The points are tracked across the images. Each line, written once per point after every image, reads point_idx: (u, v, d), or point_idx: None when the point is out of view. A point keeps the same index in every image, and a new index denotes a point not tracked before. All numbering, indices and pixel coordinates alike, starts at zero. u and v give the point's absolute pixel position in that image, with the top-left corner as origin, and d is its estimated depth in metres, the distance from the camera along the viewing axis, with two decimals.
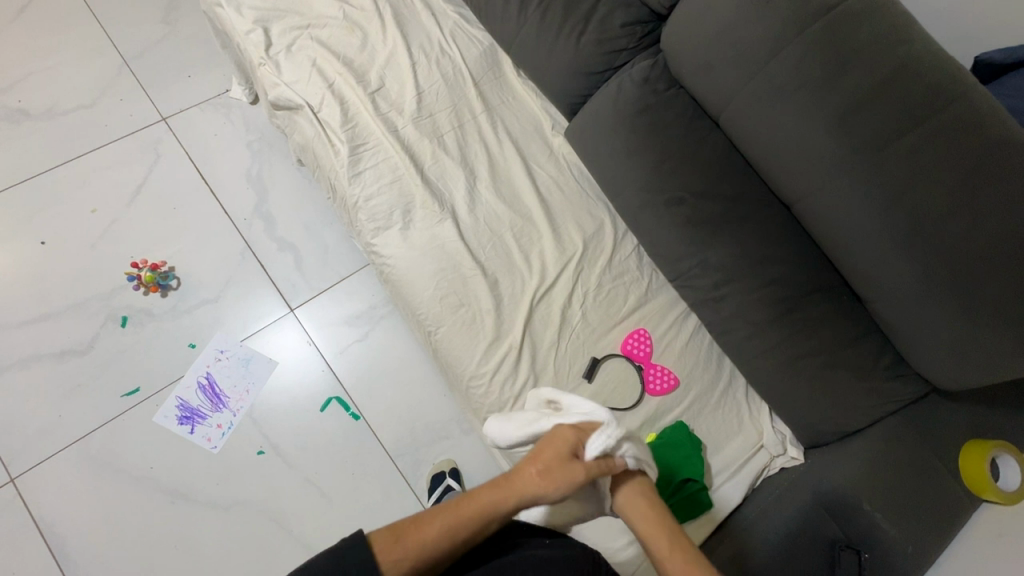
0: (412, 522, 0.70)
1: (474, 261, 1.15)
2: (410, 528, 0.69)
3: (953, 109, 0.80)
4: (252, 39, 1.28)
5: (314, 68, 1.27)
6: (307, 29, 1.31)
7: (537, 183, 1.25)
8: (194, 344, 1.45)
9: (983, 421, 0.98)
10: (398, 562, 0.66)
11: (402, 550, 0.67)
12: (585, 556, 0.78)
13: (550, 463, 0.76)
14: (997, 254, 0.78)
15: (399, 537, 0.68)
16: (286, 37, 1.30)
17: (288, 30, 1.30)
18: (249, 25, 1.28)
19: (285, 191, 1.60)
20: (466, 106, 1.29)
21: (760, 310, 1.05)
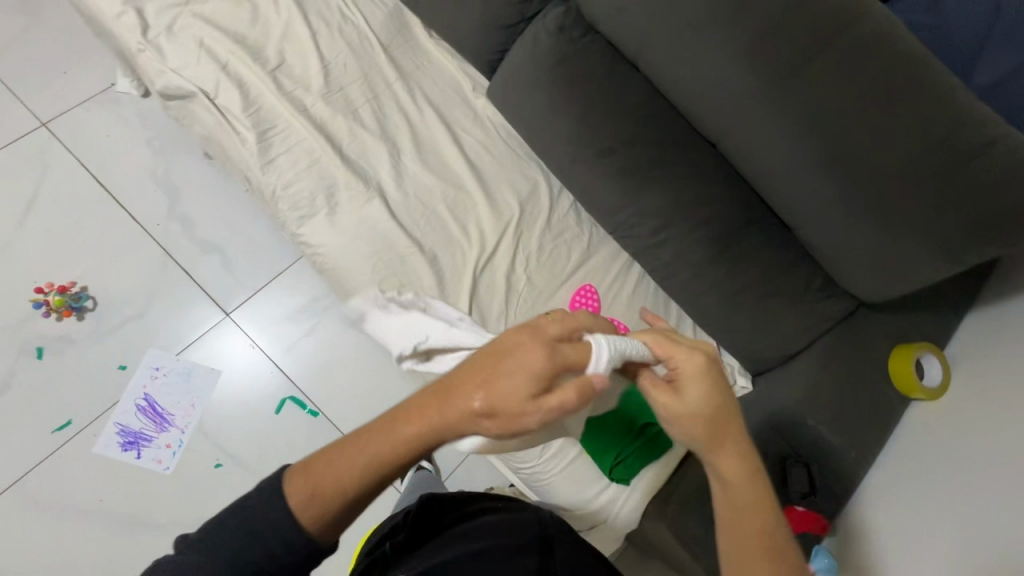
0: (332, 471, 0.56)
1: (409, 238, 1.11)
2: (326, 475, 0.56)
3: (855, 30, 0.81)
4: (126, 23, 1.16)
5: (202, 50, 1.15)
6: (187, 5, 1.18)
7: (464, 150, 1.20)
8: (125, 365, 1.35)
9: (907, 327, 1.05)
10: (318, 504, 0.56)
11: (318, 496, 0.56)
12: (528, 515, 0.70)
13: (489, 386, 0.53)
14: (907, 169, 0.81)
15: (315, 494, 0.56)
16: (164, 17, 1.17)
17: (165, 9, 1.18)
18: (118, 6, 1.15)
19: (199, 189, 1.48)
20: (378, 75, 1.21)
21: (698, 250, 1.07)
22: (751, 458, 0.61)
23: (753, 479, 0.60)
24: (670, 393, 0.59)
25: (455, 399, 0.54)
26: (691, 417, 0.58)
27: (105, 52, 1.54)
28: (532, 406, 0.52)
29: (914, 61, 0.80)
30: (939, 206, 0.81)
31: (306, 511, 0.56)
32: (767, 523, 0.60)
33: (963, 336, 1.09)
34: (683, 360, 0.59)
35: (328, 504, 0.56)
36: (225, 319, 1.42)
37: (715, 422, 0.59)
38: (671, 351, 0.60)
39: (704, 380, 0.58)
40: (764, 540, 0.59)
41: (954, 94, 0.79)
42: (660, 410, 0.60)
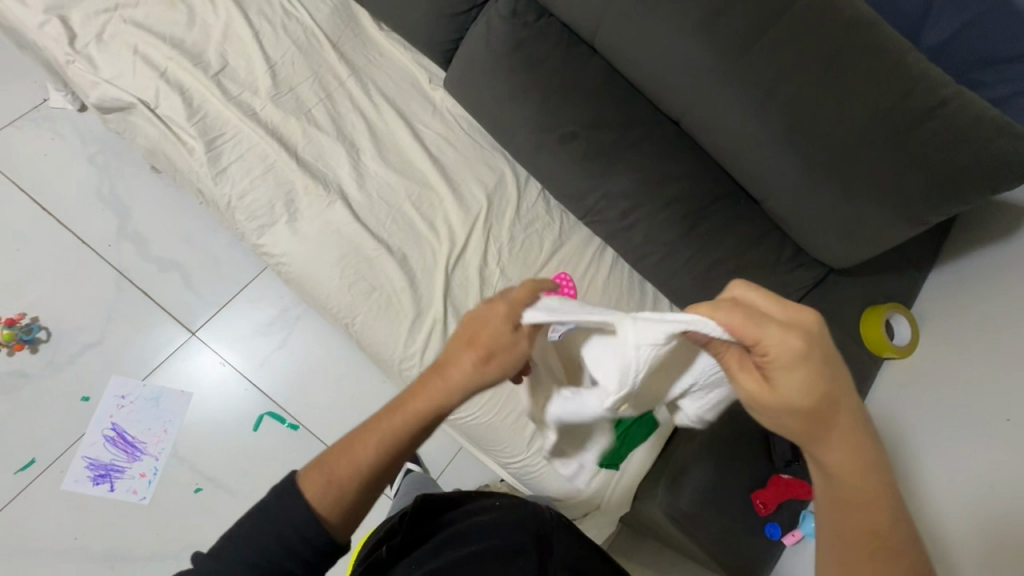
0: (344, 452, 0.56)
1: (376, 240, 1.08)
2: (341, 456, 0.56)
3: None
4: (49, 33, 1.08)
5: (138, 57, 1.09)
6: (116, 10, 1.11)
7: (426, 144, 1.17)
8: (88, 396, 1.29)
9: (875, 289, 1.07)
10: (340, 488, 0.55)
11: (339, 477, 0.55)
12: (537, 518, 0.68)
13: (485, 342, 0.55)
14: (866, 134, 0.81)
15: (332, 481, 0.55)
16: (92, 24, 1.10)
17: (93, 15, 1.11)
18: (40, 16, 1.08)
19: (150, 205, 1.41)
20: (329, 72, 1.16)
21: (669, 230, 1.07)
22: (864, 439, 0.51)
23: (865, 462, 0.51)
24: (758, 381, 0.49)
25: (451, 359, 0.56)
26: (786, 408, 0.49)
27: (33, 67, 1.45)
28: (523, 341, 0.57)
29: (865, 26, 0.80)
30: (901, 168, 0.82)
31: (325, 500, 0.55)
32: (877, 513, 0.51)
33: (929, 293, 1.12)
34: (779, 346, 0.47)
35: (346, 488, 0.55)
36: (191, 339, 1.36)
37: (818, 411, 0.49)
38: (760, 332, 0.47)
39: (805, 366, 0.47)
40: (872, 531, 0.51)
41: (906, 55, 0.80)
42: (746, 397, 0.51)
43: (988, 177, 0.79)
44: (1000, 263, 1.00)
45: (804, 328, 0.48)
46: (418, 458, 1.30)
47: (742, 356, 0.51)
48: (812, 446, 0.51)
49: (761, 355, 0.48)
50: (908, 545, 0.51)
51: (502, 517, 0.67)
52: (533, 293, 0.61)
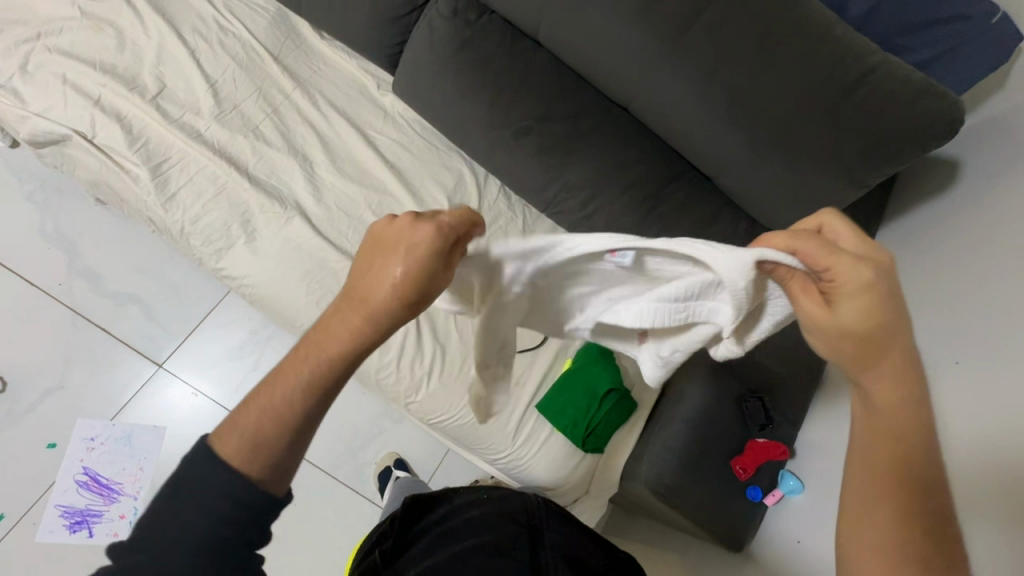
0: (263, 405, 0.50)
1: (339, 252, 1.07)
2: (257, 407, 0.50)
3: None
4: None
5: (68, 87, 1.04)
6: (40, 40, 1.07)
7: (380, 151, 1.16)
8: (54, 443, 1.24)
9: None
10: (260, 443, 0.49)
11: (258, 432, 0.49)
12: (524, 509, 0.69)
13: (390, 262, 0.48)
14: (803, 106, 0.85)
15: (251, 439, 0.49)
16: (15, 57, 1.06)
17: (15, 48, 1.06)
18: None
19: (99, 238, 1.35)
20: (273, 86, 1.14)
21: (629, 214, 1.09)
22: (914, 380, 0.49)
23: (908, 401, 0.49)
24: (819, 304, 0.47)
25: (361, 286, 0.49)
26: (840, 334, 0.47)
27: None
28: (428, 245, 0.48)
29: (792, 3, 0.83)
30: (838, 135, 0.85)
31: (246, 459, 0.49)
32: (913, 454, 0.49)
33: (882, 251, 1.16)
34: (847, 271, 0.45)
35: (267, 443, 0.49)
36: (159, 371, 1.32)
37: (874, 342, 0.47)
38: (832, 259, 0.45)
39: (869, 296, 0.45)
40: (902, 467, 0.49)
41: (833, 29, 0.83)
42: (801, 319, 0.48)
43: (919, 138, 0.83)
44: (940, 216, 1.05)
45: (873, 260, 0.46)
46: (406, 465, 1.29)
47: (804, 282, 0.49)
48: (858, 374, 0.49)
49: (826, 279, 0.46)
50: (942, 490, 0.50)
51: (490, 511, 0.67)
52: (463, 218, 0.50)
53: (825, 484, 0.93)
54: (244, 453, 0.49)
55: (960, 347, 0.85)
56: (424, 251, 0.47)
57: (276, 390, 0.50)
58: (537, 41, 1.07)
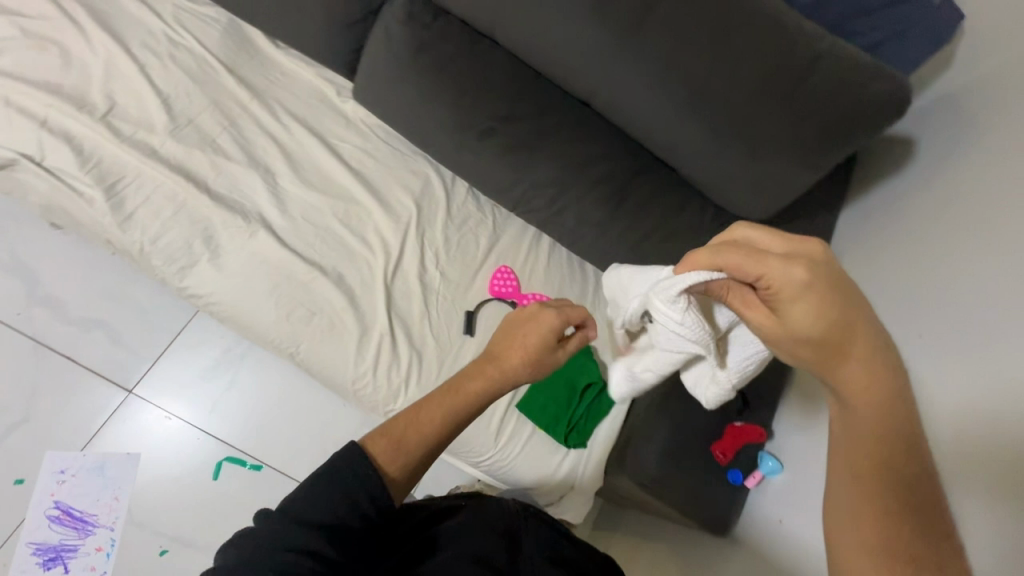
0: (418, 421, 0.62)
1: (307, 263, 1.05)
2: (409, 426, 0.61)
3: None
4: None
5: (11, 109, 1.01)
6: None
7: (344, 159, 1.15)
8: (22, 478, 1.19)
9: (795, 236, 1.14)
10: (407, 456, 0.60)
11: (409, 446, 0.61)
12: (501, 516, 0.69)
13: (535, 347, 0.69)
14: (757, 92, 0.86)
15: (401, 444, 0.60)
16: None
17: None
18: None
19: (58, 263, 1.31)
20: (230, 98, 1.11)
21: (598, 209, 1.09)
22: (878, 366, 0.51)
23: (882, 391, 0.50)
24: (766, 311, 0.53)
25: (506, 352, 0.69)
26: (795, 338, 0.52)
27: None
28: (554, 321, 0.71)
29: None
30: (794, 120, 0.87)
31: (392, 460, 0.59)
32: (892, 444, 0.49)
33: (846, 231, 1.19)
34: (778, 273, 0.51)
35: (412, 452, 0.60)
36: (129, 397, 1.28)
37: (832, 341, 0.50)
38: (764, 268, 0.52)
39: (809, 290, 0.50)
40: (882, 464, 0.49)
41: (782, 16, 0.85)
42: (758, 328, 0.55)
43: (873, 118, 0.85)
44: (897, 194, 1.08)
45: (804, 256, 0.52)
46: None
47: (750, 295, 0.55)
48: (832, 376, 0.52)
49: (766, 288, 0.52)
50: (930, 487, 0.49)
51: (470, 517, 0.67)
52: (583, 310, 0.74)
53: (804, 462, 0.94)
54: (394, 454, 0.60)
55: (921, 323, 0.87)
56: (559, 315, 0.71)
57: (428, 412, 0.62)
58: (495, 40, 1.07)
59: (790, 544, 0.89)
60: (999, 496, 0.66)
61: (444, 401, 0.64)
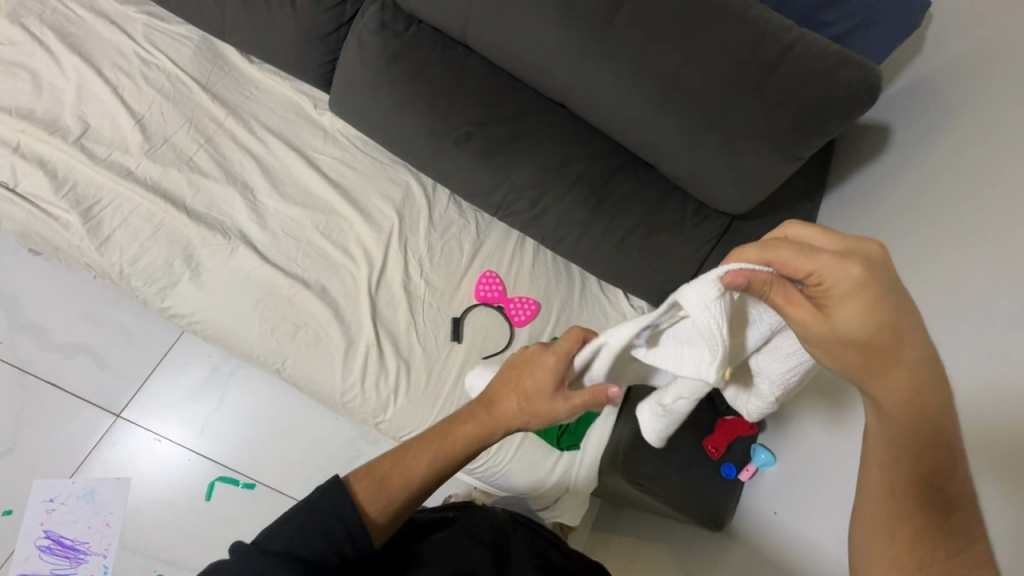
0: (402, 466, 0.62)
1: (290, 277, 1.05)
2: (394, 470, 0.62)
3: None
4: None
5: None
6: None
7: (323, 171, 1.14)
8: (10, 509, 1.18)
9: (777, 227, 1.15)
10: (390, 501, 0.61)
11: (391, 490, 0.62)
12: (487, 526, 0.69)
13: (527, 395, 0.63)
14: (729, 86, 0.87)
15: (383, 488, 0.61)
16: None
17: None
18: None
19: (40, 289, 1.30)
20: (205, 116, 1.11)
21: (579, 209, 1.09)
22: (932, 388, 0.47)
23: (925, 408, 0.47)
24: (812, 314, 0.47)
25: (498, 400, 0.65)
26: (840, 342, 0.47)
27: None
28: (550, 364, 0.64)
29: None
30: (766, 112, 0.87)
31: (372, 504, 0.61)
32: (925, 468, 0.47)
33: (828, 219, 1.19)
34: (832, 273, 0.45)
35: (394, 496, 0.62)
36: (117, 421, 1.27)
37: (880, 346, 0.46)
38: (816, 264, 0.46)
39: (864, 296, 0.45)
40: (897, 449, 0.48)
41: (748, 8, 0.85)
42: (801, 331, 0.49)
43: (845, 106, 0.85)
44: (875, 180, 1.09)
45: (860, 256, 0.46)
46: None
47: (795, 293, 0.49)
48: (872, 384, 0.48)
49: (816, 286, 0.47)
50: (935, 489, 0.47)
51: (457, 529, 0.67)
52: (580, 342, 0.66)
53: (794, 452, 0.93)
54: (375, 498, 0.61)
55: None
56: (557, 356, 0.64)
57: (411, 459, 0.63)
58: (467, 46, 1.07)
59: (782, 536, 0.88)
60: (986, 479, 0.66)
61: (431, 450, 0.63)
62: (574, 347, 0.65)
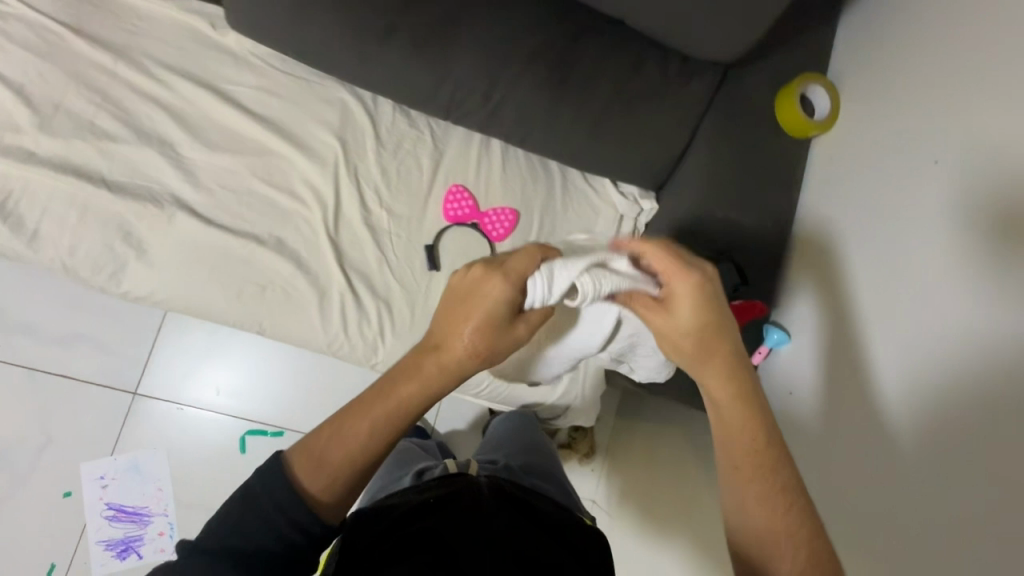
0: (342, 445, 0.57)
1: (240, 236, 0.96)
2: (318, 440, 0.58)
3: None
4: None
5: None
6: None
7: (245, 106, 0.99)
8: (68, 490, 1.25)
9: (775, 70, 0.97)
10: (335, 477, 0.57)
11: (339, 467, 0.57)
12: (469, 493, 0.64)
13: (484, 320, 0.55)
14: None
15: (322, 466, 0.57)
16: None
17: None
18: None
19: (20, 288, 1.28)
20: (93, 67, 0.95)
21: (541, 94, 0.93)
22: (762, 433, 0.56)
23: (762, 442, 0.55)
24: (662, 313, 0.57)
25: (446, 350, 0.57)
26: (680, 333, 0.56)
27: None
28: (501, 283, 0.55)
29: None
30: None
31: (317, 483, 0.57)
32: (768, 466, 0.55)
33: (845, 42, 0.98)
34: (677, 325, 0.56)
35: (337, 471, 0.57)
36: (137, 398, 1.30)
37: (708, 343, 0.56)
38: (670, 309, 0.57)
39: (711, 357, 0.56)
40: (756, 472, 0.55)
41: None
42: (660, 335, 0.58)
43: None
44: None
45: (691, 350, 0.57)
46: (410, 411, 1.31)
47: (643, 295, 0.58)
48: (699, 366, 0.57)
49: (665, 291, 0.57)
50: (784, 473, 0.55)
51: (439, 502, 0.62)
52: (534, 258, 0.57)
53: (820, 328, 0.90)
54: (314, 476, 0.57)
55: None
56: (504, 301, 0.55)
57: (349, 423, 0.57)
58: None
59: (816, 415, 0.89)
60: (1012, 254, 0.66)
61: (399, 389, 0.57)
62: (529, 268, 0.57)
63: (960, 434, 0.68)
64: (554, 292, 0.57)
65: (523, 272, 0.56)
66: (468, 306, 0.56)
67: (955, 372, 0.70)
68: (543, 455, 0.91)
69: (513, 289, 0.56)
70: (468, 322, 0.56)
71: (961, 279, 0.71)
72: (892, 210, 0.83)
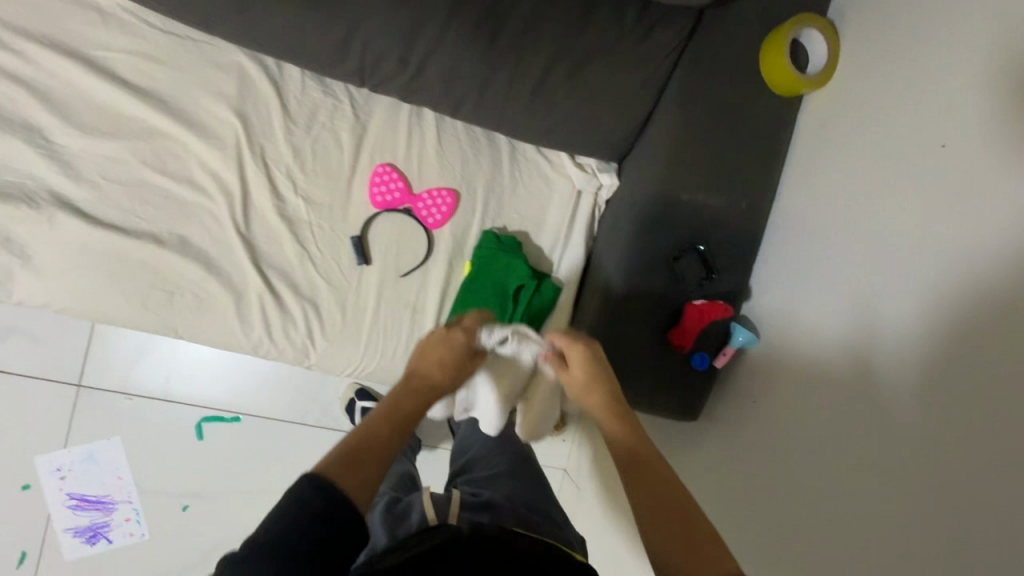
0: (366, 445, 0.55)
1: (135, 237, 0.84)
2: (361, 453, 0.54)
3: None
4: None
5: None
6: None
7: (122, 78, 0.83)
8: (27, 484, 1.23)
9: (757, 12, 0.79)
10: (365, 480, 0.51)
11: (364, 467, 0.53)
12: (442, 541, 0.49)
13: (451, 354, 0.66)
14: None
15: (351, 460, 0.52)
16: None
17: None
18: None
19: None
20: None
21: (469, 53, 0.76)
22: (645, 445, 0.59)
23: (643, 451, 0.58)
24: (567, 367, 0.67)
25: (429, 362, 0.65)
26: (581, 381, 0.65)
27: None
28: (464, 322, 0.68)
29: None
30: None
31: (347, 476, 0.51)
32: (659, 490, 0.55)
33: None
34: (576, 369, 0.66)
35: (368, 473, 0.52)
36: (83, 390, 1.25)
37: (606, 384, 0.64)
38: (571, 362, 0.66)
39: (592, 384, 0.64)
40: (655, 487, 0.55)
41: None
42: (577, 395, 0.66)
43: None
44: None
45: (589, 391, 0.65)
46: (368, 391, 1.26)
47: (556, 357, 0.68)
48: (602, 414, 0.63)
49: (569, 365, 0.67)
50: (666, 477, 0.56)
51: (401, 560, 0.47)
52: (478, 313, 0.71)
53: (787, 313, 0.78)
54: (346, 472, 0.51)
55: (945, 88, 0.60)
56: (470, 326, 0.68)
57: (368, 430, 0.57)
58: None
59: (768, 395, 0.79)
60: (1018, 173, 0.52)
61: (401, 401, 0.61)
62: (478, 324, 0.69)
63: (936, 389, 0.55)
64: (494, 336, 0.68)
65: (475, 318, 0.70)
66: (435, 339, 0.67)
67: (926, 319, 0.58)
68: (537, 480, 0.74)
69: (477, 318, 0.70)
70: (442, 343, 0.66)
71: (938, 211, 0.59)
72: (881, 141, 0.67)
